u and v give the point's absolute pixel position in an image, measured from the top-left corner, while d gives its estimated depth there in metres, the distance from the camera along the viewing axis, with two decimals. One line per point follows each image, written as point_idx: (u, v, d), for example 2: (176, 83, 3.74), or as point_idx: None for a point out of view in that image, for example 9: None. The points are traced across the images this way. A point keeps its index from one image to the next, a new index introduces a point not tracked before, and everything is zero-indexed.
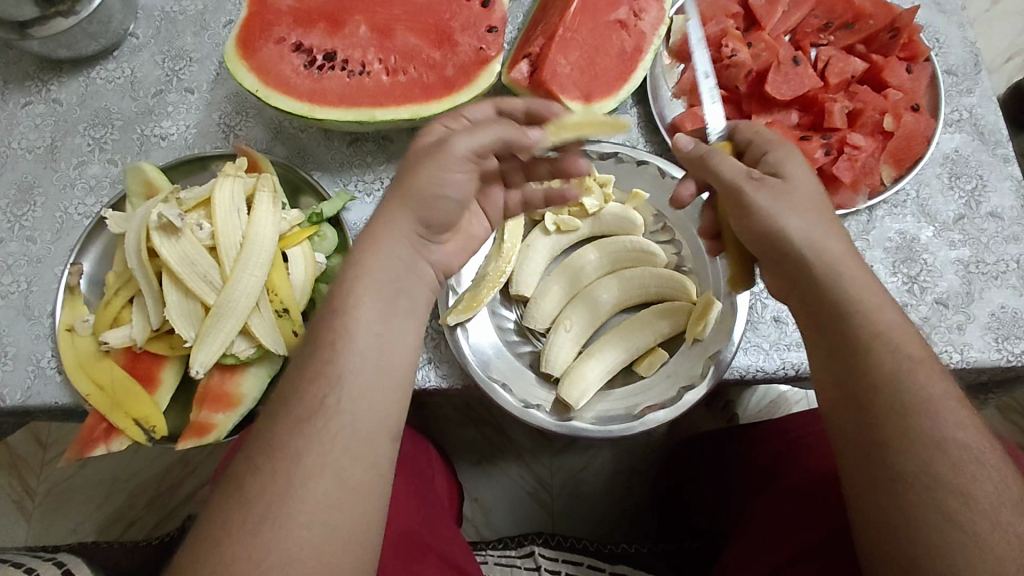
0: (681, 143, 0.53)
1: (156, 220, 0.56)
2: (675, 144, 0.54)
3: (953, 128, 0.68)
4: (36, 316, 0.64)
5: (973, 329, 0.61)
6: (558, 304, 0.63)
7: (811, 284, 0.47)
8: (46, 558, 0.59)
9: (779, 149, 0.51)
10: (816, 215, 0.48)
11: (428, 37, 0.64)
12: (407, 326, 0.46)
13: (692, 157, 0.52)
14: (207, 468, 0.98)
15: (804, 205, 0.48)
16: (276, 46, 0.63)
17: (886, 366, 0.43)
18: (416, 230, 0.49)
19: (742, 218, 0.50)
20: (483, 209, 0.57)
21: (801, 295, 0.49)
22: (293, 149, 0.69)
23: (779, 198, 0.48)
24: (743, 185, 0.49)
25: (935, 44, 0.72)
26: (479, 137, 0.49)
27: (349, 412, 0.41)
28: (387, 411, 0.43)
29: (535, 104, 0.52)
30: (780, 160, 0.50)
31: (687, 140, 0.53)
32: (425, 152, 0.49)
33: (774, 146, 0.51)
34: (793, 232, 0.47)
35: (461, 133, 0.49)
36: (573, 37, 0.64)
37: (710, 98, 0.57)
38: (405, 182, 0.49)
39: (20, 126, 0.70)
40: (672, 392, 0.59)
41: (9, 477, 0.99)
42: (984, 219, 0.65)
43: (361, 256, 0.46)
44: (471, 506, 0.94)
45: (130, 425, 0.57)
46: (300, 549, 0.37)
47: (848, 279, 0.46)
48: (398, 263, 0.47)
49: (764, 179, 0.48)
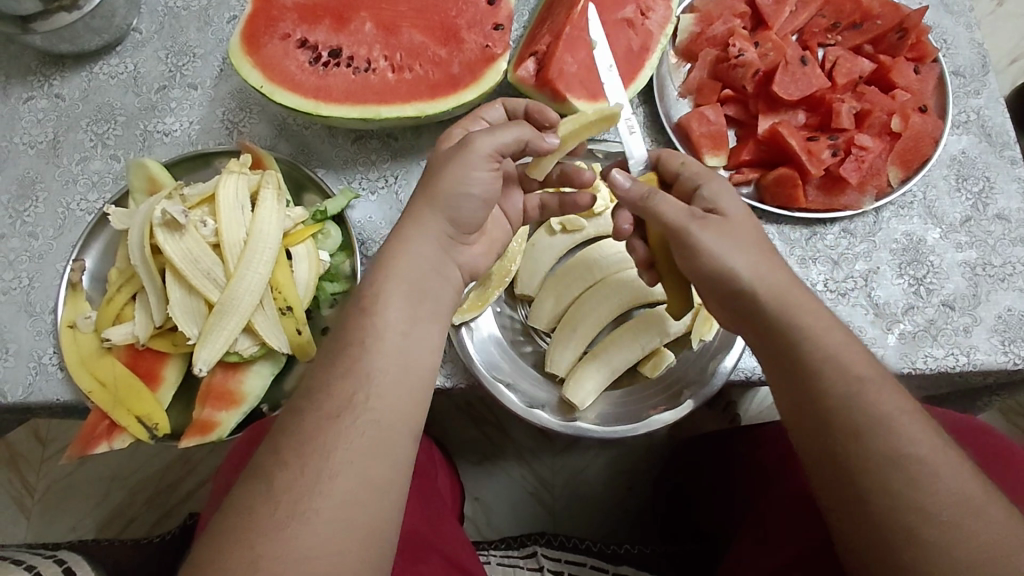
0: (615, 181, 0.48)
1: (160, 217, 0.56)
2: (610, 180, 0.49)
3: (960, 129, 0.68)
4: (38, 312, 0.63)
5: (980, 332, 0.61)
6: (562, 304, 0.63)
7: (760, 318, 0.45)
8: (50, 555, 0.58)
9: (712, 182, 0.49)
10: (756, 251, 0.47)
11: (435, 35, 0.64)
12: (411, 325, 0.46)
13: (632, 197, 0.48)
14: (207, 465, 0.98)
15: (744, 243, 0.46)
16: (281, 43, 0.63)
17: (838, 388, 0.42)
18: (447, 231, 0.49)
19: (687, 259, 0.47)
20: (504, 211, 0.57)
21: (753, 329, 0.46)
22: (297, 146, 0.69)
23: (721, 238, 0.46)
24: (687, 226, 0.46)
25: (943, 45, 0.72)
26: (501, 137, 0.49)
27: (367, 410, 0.41)
28: (404, 411, 0.42)
29: (537, 106, 0.55)
30: (715, 193, 0.49)
31: (621, 176, 0.49)
32: (447, 155, 0.49)
33: (706, 180, 0.50)
34: (740, 272, 0.45)
35: (484, 132, 0.49)
36: (580, 36, 0.64)
37: (627, 128, 0.55)
38: (430, 185, 0.48)
39: (22, 121, 0.70)
40: (677, 394, 0.59)
41: (9, 473, 0.98)
42: (990, 221, 0.65)
43: (389, 257, 0.47)
44: (472, 506, 0.94)
45: (132, 423, 0.57)
46: (324, 546, 0.37)
47: (788, 310, 0.44)
48: (420, 264, 0.47)
49: (708, 217, 0.46)
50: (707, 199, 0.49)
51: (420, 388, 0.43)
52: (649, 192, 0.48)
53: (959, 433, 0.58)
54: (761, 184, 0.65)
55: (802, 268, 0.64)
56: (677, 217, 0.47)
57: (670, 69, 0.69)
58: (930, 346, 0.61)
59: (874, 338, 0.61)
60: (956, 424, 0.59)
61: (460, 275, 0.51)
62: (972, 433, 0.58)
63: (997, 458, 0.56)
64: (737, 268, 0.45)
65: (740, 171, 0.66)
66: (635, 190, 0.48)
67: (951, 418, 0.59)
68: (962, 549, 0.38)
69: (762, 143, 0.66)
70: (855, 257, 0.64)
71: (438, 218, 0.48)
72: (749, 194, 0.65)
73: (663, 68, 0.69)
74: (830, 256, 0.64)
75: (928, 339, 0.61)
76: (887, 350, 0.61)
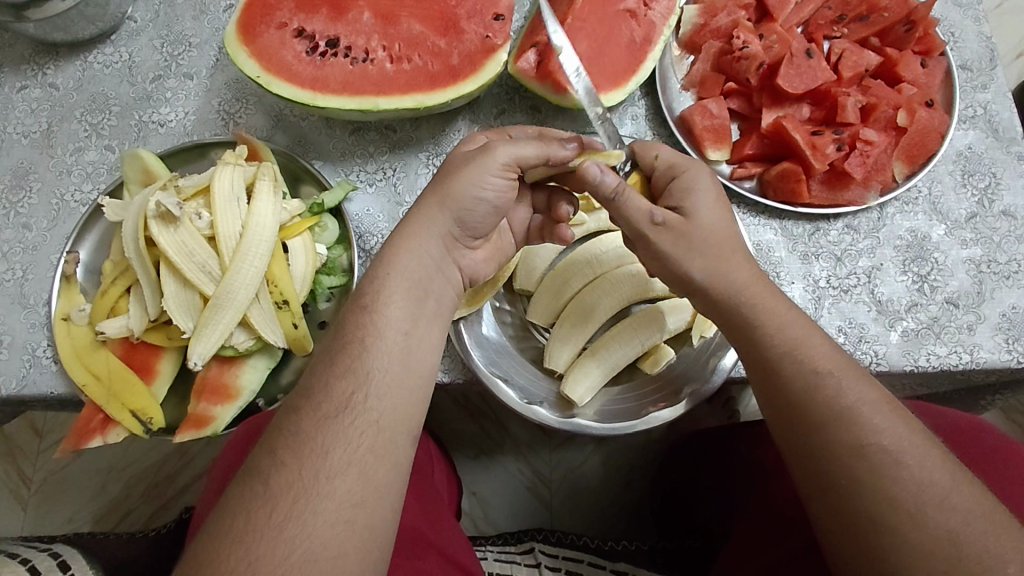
0: (588, 173, 0.46)
1: (155, 209, 0.55)
2: (583, 168, 0.46)
3: (967, 124, 0.67)
4: (32, 304, 0.63)
5: (984, 330, 0.60)
6: (562, 299, 0.62)
7: (732, 315, 0.46)
8: (43, 549, 0.58)
9: (687, 173, 0.49)
10: (723, 247, 0.47)
11: (435, 25, 0.63)
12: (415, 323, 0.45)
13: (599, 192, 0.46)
14: (204, 458, 0.98)
15: (709, 244, 0.46)
16: (278, 32, 0.62)
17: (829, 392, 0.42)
18: (451, 230, 0.49)
19: (650, 256, 0.49)
20: (509, 227, 0.57)
21: (718, 314, 0.48)
22: (294, 137, 0.68)
23: (681, 240, 0.46)
24: (646, 231, 0.47)
25: (950, 38, 0.70)
26: (522, 148, 0.49)
27: (364, 412, 0.40)
28: (402, 410, 0.42)
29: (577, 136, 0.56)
30: (689, 185, 0.48)
31: (596, 167, 0.46)
32: (465, 158, 0.49)
33: (683, 171, 0.49)
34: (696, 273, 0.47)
35: (508, 141, 0.49)
36: (582, 27, 0.63)
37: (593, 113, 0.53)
38: (443, 184, 0.48)
39: (15, 110, 0.69)
40: (678, 391, 0.58)
41: (5, 464, 0.98)
42: (997, 218, 0.64)
43: (392, 255, 0.46)
44: (470, 500, 0.94)
45: (126, 417, 0.57)
46: (326, 547, 0.36)
47: (763, 310, 0.45)
48: (422, 261, 0.47)
49: (669, 222, 0.46)
50: (675, 197, 0.48)
51: (417, 386, 0.43)
52: (622, 184, 0.46)
53: (960, 436, 0.57)
54: (765, 179, 0.64)
55: (805, 264, 0.63)
56: (637, 218, 0.47)
57: (673, 61, 0.68)
58: (933, 344, 0.60)
59: (877, 335, 0.60)
60: (956, 426, 0.57)
61: (460, 277, 0.51)
62: (972, 435, 0.57)
63: (999, 458, 0.55)
64: (690, 269, 0.46)
65: (742, 166, 0.65)
66: (606, 183, 0.46)
67: (952, 420, 0.58)
68: (934, 533, 0.38)
69: (766, 138, 0.65)
70: (859, 254, 0.63)
71: (443, 217, 0.48)
72: (751, 188, 0.65)
73: (666, 60, 0.68)
74: (833, 253, 0.63)
75: (931, 337, 0.60)
76: (890, 348, 0.60)
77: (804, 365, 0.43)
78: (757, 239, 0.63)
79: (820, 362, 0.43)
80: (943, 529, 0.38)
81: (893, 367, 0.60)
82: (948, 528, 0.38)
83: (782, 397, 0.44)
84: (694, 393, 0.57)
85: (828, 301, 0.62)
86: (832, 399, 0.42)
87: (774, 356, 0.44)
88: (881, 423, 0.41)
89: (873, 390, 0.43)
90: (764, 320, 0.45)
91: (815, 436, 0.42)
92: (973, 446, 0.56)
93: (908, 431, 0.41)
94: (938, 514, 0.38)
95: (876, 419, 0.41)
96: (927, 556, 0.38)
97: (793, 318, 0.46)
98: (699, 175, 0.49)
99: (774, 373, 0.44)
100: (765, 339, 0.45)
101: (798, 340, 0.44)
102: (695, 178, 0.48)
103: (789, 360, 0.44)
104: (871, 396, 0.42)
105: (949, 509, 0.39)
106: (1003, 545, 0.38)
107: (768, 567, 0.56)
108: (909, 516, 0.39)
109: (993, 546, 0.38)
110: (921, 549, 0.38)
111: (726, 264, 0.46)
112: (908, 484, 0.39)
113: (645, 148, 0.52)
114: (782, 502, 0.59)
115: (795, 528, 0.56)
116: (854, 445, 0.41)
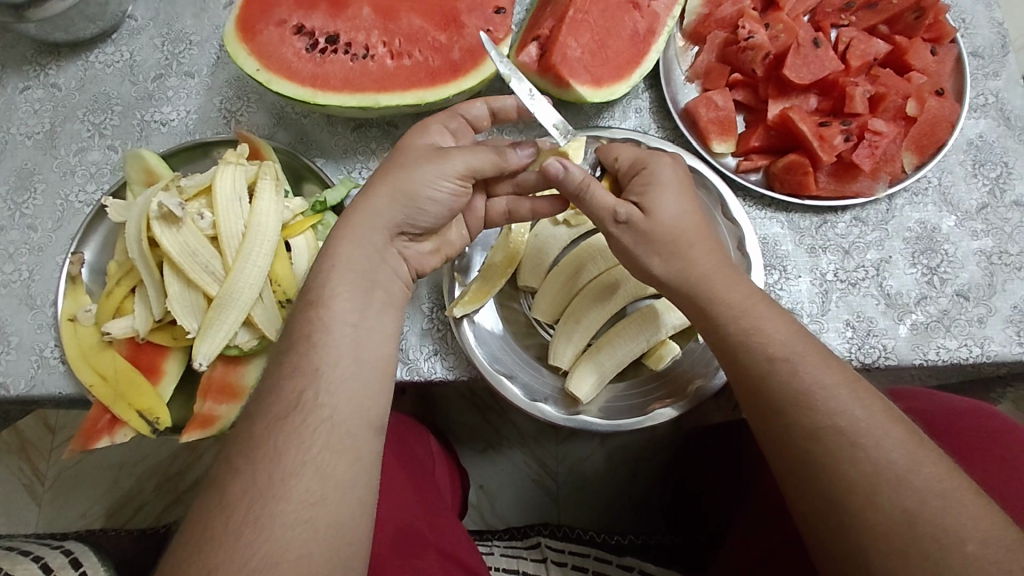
0: (551, 170, 0.48)
1: (157, 210, 0.55)
2: (545, 169, 0.48)
3: (978, 113, 0.66)
4: (39, 305, 0.63)
5: (995, 323, 0.59)
6: (565, 297, 0.61)
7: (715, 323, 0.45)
8: (56, 546, 0.58)
9: (651, 169, 0.48)
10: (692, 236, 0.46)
11: (435, 19, 0.62)
12: (385, 317, 0.46)
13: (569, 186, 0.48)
14: (213, 453, 0.98)
15: (671, 243, 0.46)
16: (277, 29, 0.61)
17: (808, 379, 0.41)
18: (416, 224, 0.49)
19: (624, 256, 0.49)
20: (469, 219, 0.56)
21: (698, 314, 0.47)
22: (295, 135, 0.68)
23: (641, 242, 0.46)
24: (609, 228, 0.47)
25: (961, 24, 0.69)
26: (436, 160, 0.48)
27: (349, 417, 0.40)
28: (371, 403, 0.42)
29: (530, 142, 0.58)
30: (651, 180, 0.47)
31: (558, 164, 0.47)
32: (424, 154, 0.49)
33: (647, 164, 0.49)
34: (699, 264, 0.46)
35: (464, 148, 0.49)
36: (584, 19, 0.62)
37: (529, 94, 0.51)
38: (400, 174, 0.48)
39: (18, 111, 0.69)
40: (687, 391, 0.57)
41: (19, 459, 0.99)
42: (1008, 208, 0.63)
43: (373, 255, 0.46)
44: (477, 494, 0.94)
45: (133, 417, 0.57)
46: (306, 545, 0.36)
47: (750, 309, 0.44)
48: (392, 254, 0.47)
49: (629, 222, 0.46)
50: (638, 190, 0.47)
51: (384, 382, 0.44)
52: (587, 178, 0.47)
53: (952, 422, 0.55)
54: (770, 171, 0.63)
55: (812, 257, 0.62)
56: (602, 214, 0.47)
57: (677, 52, 0.68)
58: (942, 338, 0.59)
59: (885, 329, 0.60)
60: (953, 409, 0.56)
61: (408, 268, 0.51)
62: (971, 418, 0.55)
63: (1000, 444, 0.54)
64: (650, 263, 0.47)
65: (748, 158, 0.64)
66: (572, 177, 0.47)
67: (947, 405, 0.56)
68: (891, 513, 0.37)
69: (771, 129, 0.64)
70: (867, 246, 0.62)
71: (392, 209, 0.47)
72: (757, 181, 0.64)
73: (670, 51, 0.67)
74: (841, 246, 0.63)
75: (941, 331, 0.59)
76: (898, 341, 0.59)
77: (760, 352, 0.42)
78: (763, 233, 0.63)
79: (783, 345, 0.43)
80: (900, 509, 0.37)
81: (901, 360, 0.59)
82: (904, 507, 0.37)
83: (748, 376, 0.43)
84: (702, 389, 0.56)
85: (836, 295, 0.61)
86: (793, 379, 0.41)
87: (743, 336, 0.43)
88: (842, 406, 0.40)
89: (835, 372, 0.41)
90: (728, 306, 0.45)
91: (779, 417, 0.41)
92: (967, 433, 0.54)
93: (868, 411, 0.40)
94: (894, 493, 0.37)
95: (837, 402, 0.40)
96: (883, 536, 0.36)
97: (758, 299, 0.45)
98: (661, 168, 0.48)
99: (746, 359, 0.43)
100: (732, 322, 0.44)
101: (771, 322, 0.43)
102: (657, 172, 0.48)
103: (759, 337, 0.43)
104: (831, 378, 0.41)
105: (906, 488, 0.37)
106: (963, 523, 0.36)
107: (764, 556, 0.57)
108: (863, 498, 0.37)
109: (952, 524, 0.36)
110: (878, 530, 0.37)
111: (684, 256, 0.46)
112: (864, 465, 0.38)
113: (610, 148, 0.52)
114: (777, 495, 0.58)
115: (792, 522, 0.55)
116: (810, 428, 0.40)
